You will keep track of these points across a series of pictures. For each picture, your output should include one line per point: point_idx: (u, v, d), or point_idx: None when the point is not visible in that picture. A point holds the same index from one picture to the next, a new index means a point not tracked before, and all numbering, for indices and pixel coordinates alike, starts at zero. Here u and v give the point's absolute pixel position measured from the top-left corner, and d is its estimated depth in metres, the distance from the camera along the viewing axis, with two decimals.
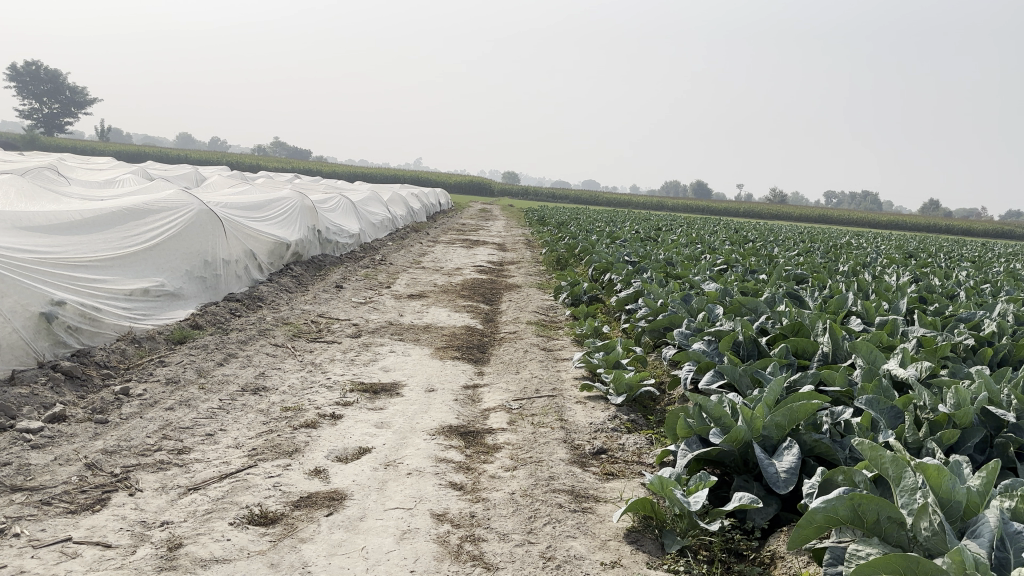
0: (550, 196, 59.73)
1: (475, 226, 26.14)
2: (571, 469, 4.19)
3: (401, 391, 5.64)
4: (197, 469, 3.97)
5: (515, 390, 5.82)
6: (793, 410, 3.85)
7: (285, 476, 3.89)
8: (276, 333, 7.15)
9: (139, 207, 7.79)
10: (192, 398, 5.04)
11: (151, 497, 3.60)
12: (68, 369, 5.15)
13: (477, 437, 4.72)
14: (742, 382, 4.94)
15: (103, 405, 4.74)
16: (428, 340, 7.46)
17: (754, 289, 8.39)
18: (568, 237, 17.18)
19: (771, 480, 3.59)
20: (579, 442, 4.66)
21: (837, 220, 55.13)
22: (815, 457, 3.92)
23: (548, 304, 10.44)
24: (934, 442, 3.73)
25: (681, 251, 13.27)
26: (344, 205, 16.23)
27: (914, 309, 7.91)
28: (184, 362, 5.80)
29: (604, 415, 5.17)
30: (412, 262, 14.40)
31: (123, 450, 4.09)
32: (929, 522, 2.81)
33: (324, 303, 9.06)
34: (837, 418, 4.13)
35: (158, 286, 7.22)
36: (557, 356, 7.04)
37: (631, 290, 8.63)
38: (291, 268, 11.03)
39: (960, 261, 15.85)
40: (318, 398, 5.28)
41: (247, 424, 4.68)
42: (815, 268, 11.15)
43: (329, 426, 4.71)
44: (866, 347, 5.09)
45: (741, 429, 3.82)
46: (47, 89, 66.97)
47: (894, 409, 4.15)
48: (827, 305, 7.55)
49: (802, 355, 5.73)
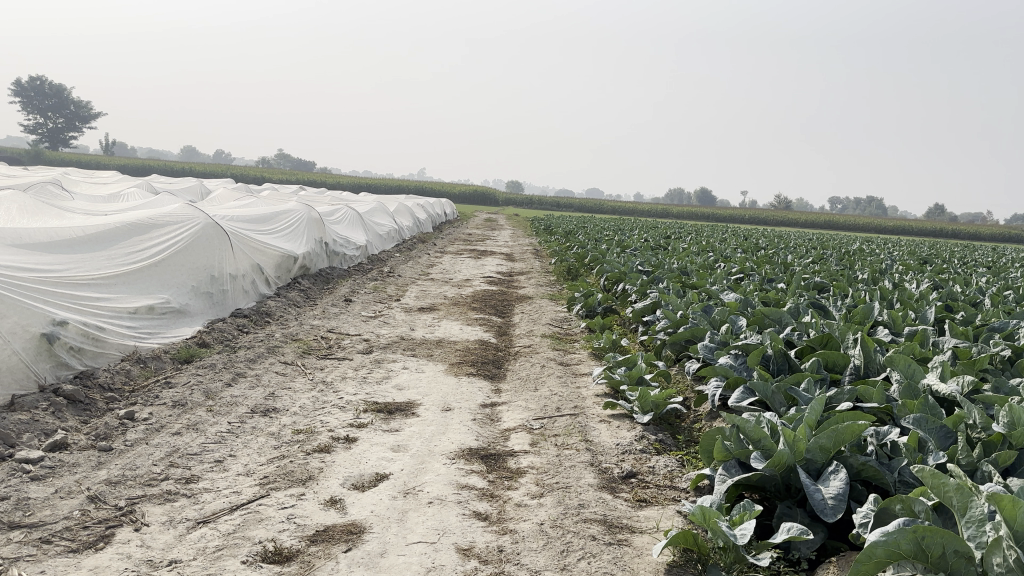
0: (554, 204, 59.57)
1: (481, 236, 25.96)
2: (601, 495, 3.96)
3: (417, 410, 5.42)
4: (206, 500, 3.74)
5: (535, 408, 5.58)
6: (838, 431, 3.62)
7: (300, 506, 3.67)
8: (285, 350, 6.93)
9: (143, 222, 7.60)
10: (200, 421, 4.83)
11: (158, 532, 3.38)
12: (70, 393, 4.94)
13: (500, 461, 4.48)
14: (776, 400, 4.71)
15: (107, 431, 4.53)
16: (442, 355, 7.24)
17: (775, 298, 8.16)
18: (578, 247, 16.99)
19: (818, 507, 3.36)
20: (607, 466, 4.43)
21: (843, 226, 54.87)
22: (863, 481, 3.70)
23: (561, 315, 10.21)
24: (990, 465, 3.50)
25: (694, 259, 13.05)
26: (351, 217, 16.06)
27: (942, 318, 7.66)
28: (191, 383, 5.59)
29: (630, 435, 4.93)
30: (421, 273, 14.19)
31: (128, 480, 3.88)
32: (1004, 558, 2.60)
33: (333, 318, 8.84)
34: (883, 439, 3.90)
35: (164, 303, 7.02)
36: (576, 371, 6.81)
37: (648, 301, 8.41)
38: (298, 281, 10.83)
39: (974, 266, 15.63)
40: (331, 420, 5.06)
41: (258, 449, 4.46)
42: (833, 276, 10.89)
43: (344, 450, 4.49)
44: (903, 360, 4.84)
45: (785, 452, 3.58)
46: (53, 104, 67.19)
47: (943, 429, 3.91)
48: (852, 315, 7.31)
49: (833, 369, 5.49)
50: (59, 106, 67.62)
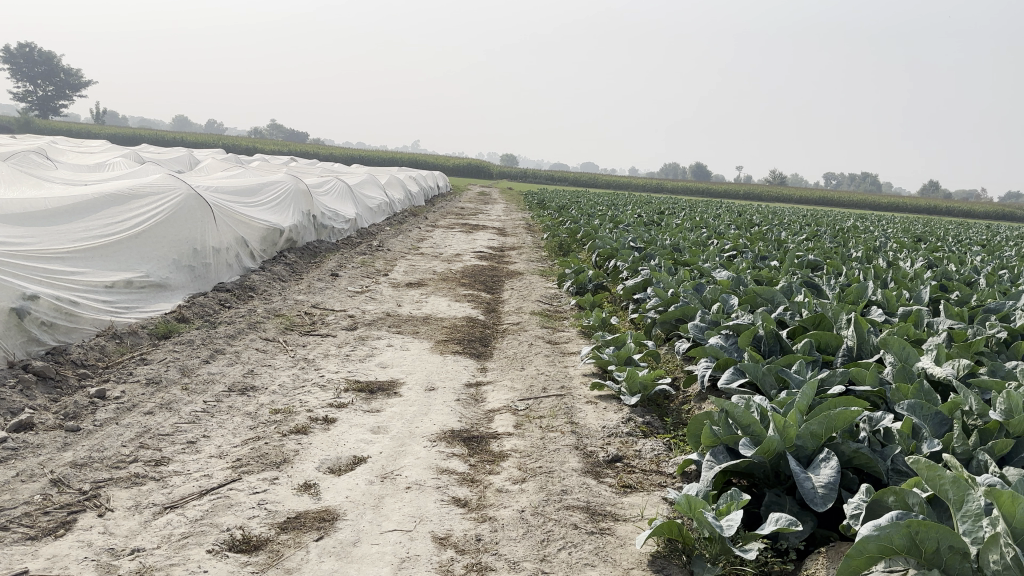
0: (548, 177, 59.22)
1: (473, 210, 25.74)
2: (585, 481, 3.83)
3: (400, 390, 5.28)
4: (175, 483, 3.61)
5: (521, 389, 5.46)
6: (830, 417, 3.50)
7: (272, 491, 3.54)
8: (267, 326, 6.78)
9: (123, 194, 7.41)
10: (174, 400, 4.68)
11: (121, 518, 3.24)
12: (41, 369, 4.78)
13: (482, 444, 4.36)
14: (766, 382, 4.59)
15: (76, 409, 4.38)
16: (428, 332, 7.10)
17: (769, 276, 8.01)
18: (571, 222, 16.82)
19: (807, 496, 3.25)
20: (592, 449, 4.30)
21: (838, 202, 54.74)
22: (854, 469, 3.59)
23: (551, 292, 10.05)
24: (986, 454, 3.38)
25: (687, 236, 12.89)
26: (341, 189, 15.84)
27: (937, 298, 7.55)
28: (167, 360, 5.43)
29: (617, 417, 4.81)
30: (411, 247, 14.01)
31: (94, 463, 3.74)
32: (1001, 555, 2.47)
33: (319, 293, 8.67)
34: (877, 425, 3.79)
35: (142, 277, 6.85)
36: (564, 350, 6.68)
37: (639, 279, 8.26)
38: (285, 255, 10.64)
39: (968, 245, 15.51)
40: (310, 399, 4.91)
41: (233, 430, 4.32)
42: (827, 254, 10.74)
43: (321, 431, 4.35)
44: (898, 343, 4.71)
45: (775, 439, 3.46)
46: (42, 71, 66.17)
47: (938, 415, 3.79)
48: (845, 294, 7.18)
49: (825, 350, 5.37)
50: (48, 74, 66.71)
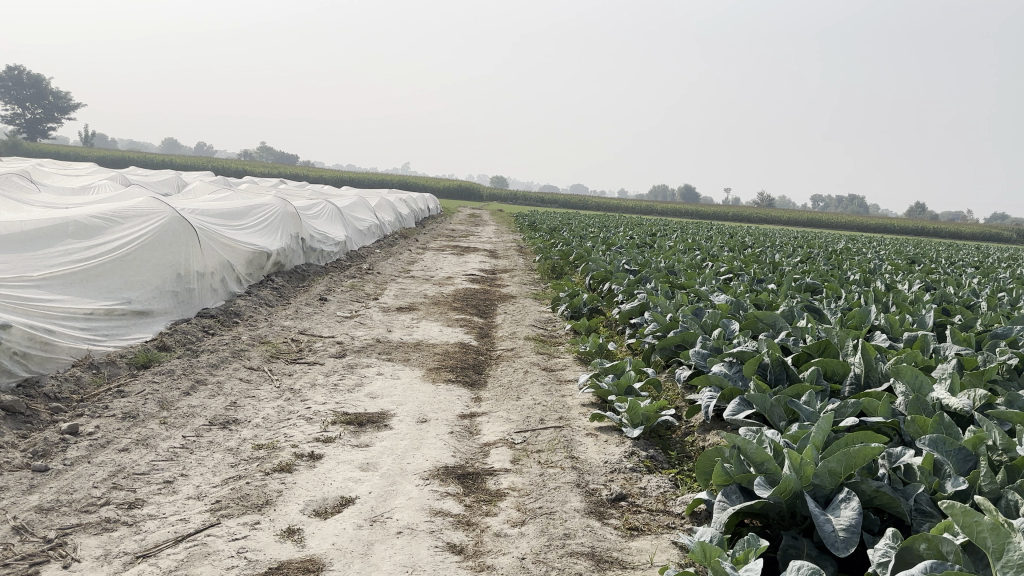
0: (538, 200, 59.29)
1: (465, 232, 25.67)
2: (588, 523, 3.60)
3: (390, 422, 5.04)
4: (149, 529, 3.35)
5: (517, 420, 5.22)
6: (850, 455, 3.26)
7: (253, 538, 3.28)
8: (252, 354, 6.52)
9: (103, 220, 7.19)
10: (152, 436, 4.43)
11: (88, 569, 2.99)
12: (10, 404, 4.51)
13: (478, 481, 4.12)
14: (775, 414, 4.37)
15: (45, 447, 4.13)
16: (419, 360, 6.86)
17: (768, 300, 7.82)
18: (563, 244, 16.68)
19: (827, 540, 3.02)
20: (594, 487, 4.06)
21: (827, 223, 54.95)
22: (875, 508, 3.38)
23: (545, 316, 9.83)
24: (1017, 494, 3.14)
25: (681, 258, 12.73)
26: (330, 212, 15.64)
27: (941, 322, 7.37)
28: (146, 392, 5.17)
29: (619, 451, 4.58)
30: (401, 270, 13.79)
31: (62, 507, 3.49)
32: None
33: (307, 319, 8.42)
34: (896, 462, 3.58)
35: (124, 303, 6.59)
36: (560, 377, 6.45)
37: (636, 302, 8.05)
38: (272, 279, 10.40)
39: (962, 266, 15.44)
40: (295, 434, 4.67)
41: (212, 468, 4.06)
42: (824, 277, 10.57)
43: (307, 470, 4.10)
44: (910, 372, 4.49)
45: (791, 478, 3.23)
46: (31, 94, 65.89)
47: (962, 451, 3.54)
48: (847, 319, 6.99)
49: (831, 378, 5.15)
50: (37, 96, 66.43)
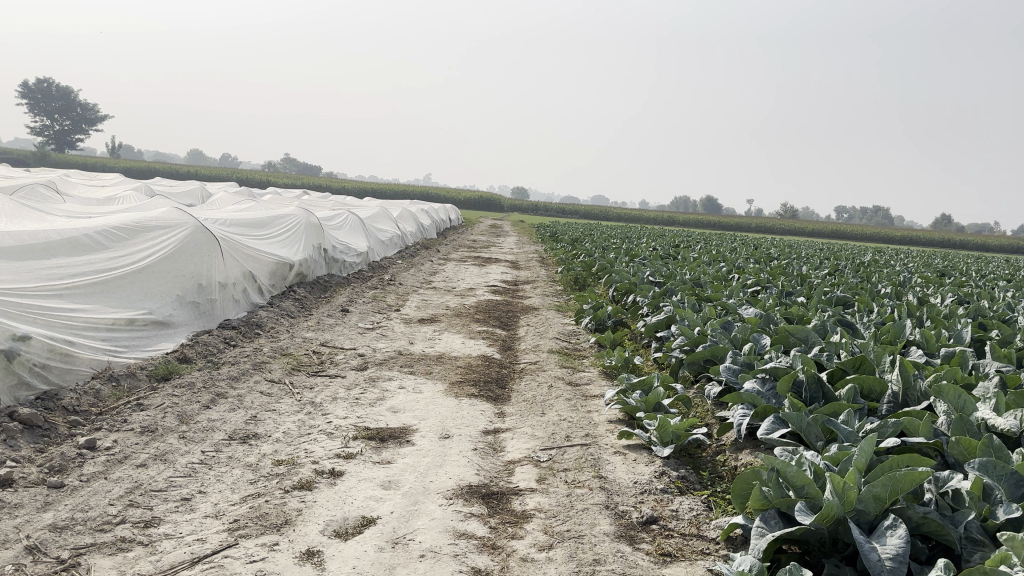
0: (559, 212, 59.19)
1: (485, 243, 25.62)
2: (618, 548, 3.45)
3: (412, 438, 4.92)
4: (165, 549, 3.24)
5: (542, 437, 5.08)
6: (895, 479, 3.10)
7: (271, 560, 3.17)
8: (273, 367, 6.43)
9: (126, 229, 7.15)
10: (170, 451, 4.34)
11: None
12: (28, 417, 4.44)
13: (503, 502, 3.98)
14: (812, 433, 4.19)
15: (62, 463, 4.05)
16: (441, 373, 6.74)
17: (798, 314, 7.62)
18: (585, 255, 16.52)
19: (873, 570, 2.85)
20: (624, 509, 3.91)
21: (852, 235, 54.33)
22: (921, 535, 3.22)
23: (569, 328, 9.68)
24: None
25: (707, 270, 12.53)
26: (353, 222, 15.60)
27: (978, 337, 7.13)
28: (165, 405, 5.10)
29: (649, 471, 4.43)
30: (423, 282, 13.69)
31: (76, 525, 3.40)
32: None
33: (328, 330, 8.33)
34: (943, 485, 3.40)
35: (145, 314, 6.55)
36: (585, 393, 6.30)
37: (662, 315, 7.88)
38: (294, 289, 10.33)
39: (995, 279, 15.12)
40: (316, 449, 4.56)
41: (231, 484, 3.96)
42: (855, 290, 10.32)
43: (327, 487, 3.98)
44: (952, 391, 4.29)
45: (834, 503, 3.06)
46: (60, 106, 66.91)
47: (1015, 475, 3.34)
48: (881, 333, 6.78)
49: (868, 396, 4.97)
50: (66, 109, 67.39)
